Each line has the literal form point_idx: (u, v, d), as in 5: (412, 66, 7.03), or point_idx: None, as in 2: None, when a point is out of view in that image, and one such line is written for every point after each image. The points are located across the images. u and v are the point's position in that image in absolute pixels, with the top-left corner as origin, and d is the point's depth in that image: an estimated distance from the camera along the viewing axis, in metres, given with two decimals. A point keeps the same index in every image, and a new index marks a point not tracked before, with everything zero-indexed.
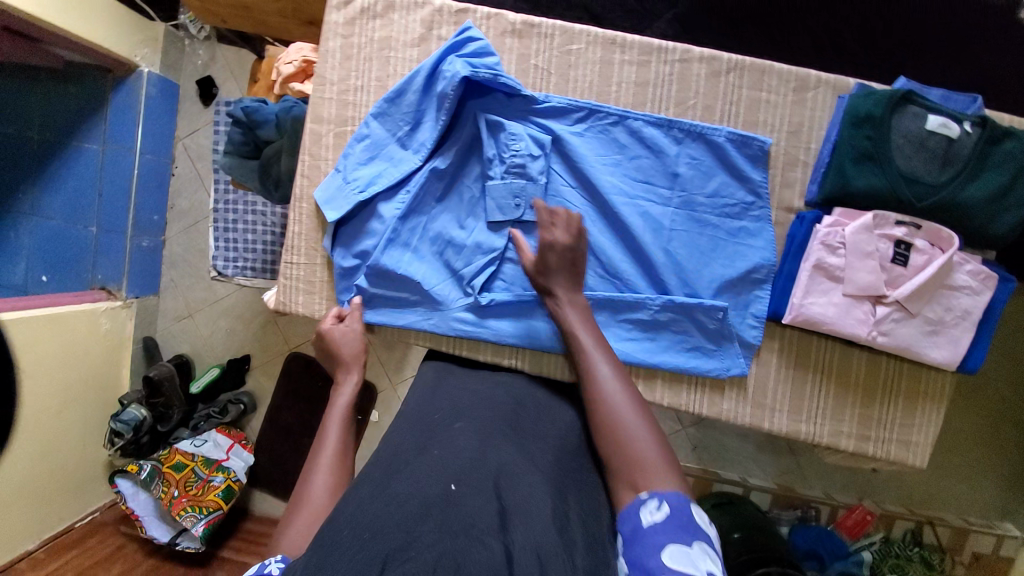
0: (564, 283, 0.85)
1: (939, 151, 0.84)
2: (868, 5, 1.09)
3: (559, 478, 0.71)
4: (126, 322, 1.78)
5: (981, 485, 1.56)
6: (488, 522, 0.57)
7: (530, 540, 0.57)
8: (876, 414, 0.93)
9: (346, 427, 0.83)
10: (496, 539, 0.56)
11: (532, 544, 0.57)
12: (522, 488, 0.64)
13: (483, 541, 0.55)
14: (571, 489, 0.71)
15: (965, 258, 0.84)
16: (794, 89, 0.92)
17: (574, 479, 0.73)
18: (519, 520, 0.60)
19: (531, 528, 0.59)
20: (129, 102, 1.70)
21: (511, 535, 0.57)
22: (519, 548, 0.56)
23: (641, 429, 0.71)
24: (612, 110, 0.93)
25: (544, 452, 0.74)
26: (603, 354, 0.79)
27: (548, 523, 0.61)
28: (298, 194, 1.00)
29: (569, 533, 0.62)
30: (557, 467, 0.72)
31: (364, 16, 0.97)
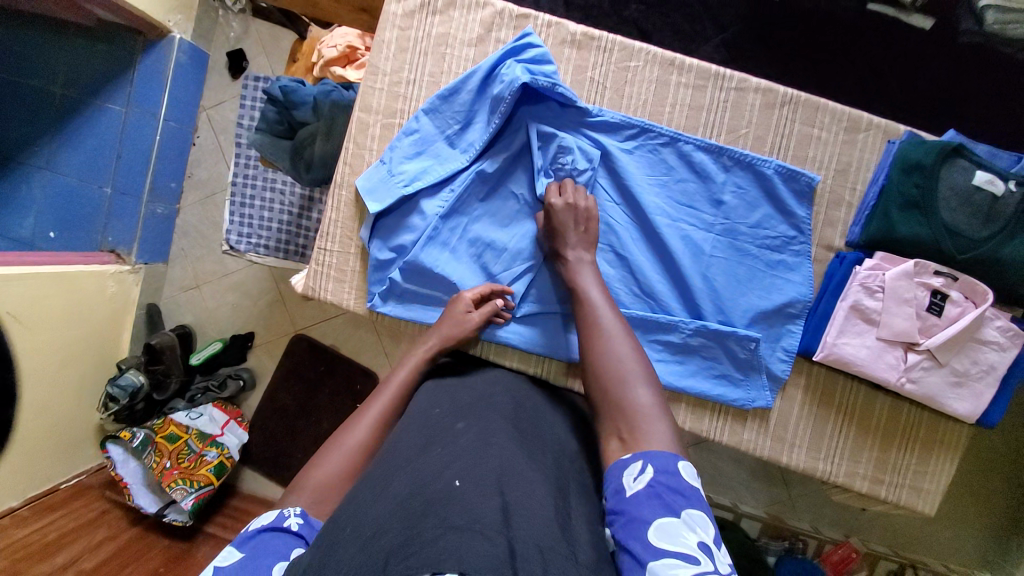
0: (579, 245, 0.87)
1: (983, 207, 0.84)
2: (913, 53, 1.11)
3: (560, 479, 0.67)
4: (132, 287, 1.75)
5: (967, 534, 1.57)
6: (491, 518, 0.53)
7: (532, 535, 0.54)
8: (891, 459, 0.94)
9: (400, 396, 0.83)
10: (499, 535, 0.52)
11: (534, 539, 0.53)
12: (524, 485, 0.61)
13: (487, 536, 0.51)
14: (573, 490, 0.68)
15: (997, 314, 0.85)
16: (846, 129, 0.92)
17: (576, 482, 0.70)
18: (522, 514, 0.56)
19: (534, 525, 0.55)
20: (158, 67, 1.67)
21: (514, 531, 0.53)
22: (521, 543, 0.52)
23: (639, 394, 0.71)
24: (664, 131, 0.93)
25: (546, 454, 0.71)
26: (609, 312, 0.80)
27: (551, 522, 0.57)
28: (339, 180, 1.00)
29: (572, 531, 0.59)
30: (558, 468, 0.69)
31: (424, 10, 0.97)
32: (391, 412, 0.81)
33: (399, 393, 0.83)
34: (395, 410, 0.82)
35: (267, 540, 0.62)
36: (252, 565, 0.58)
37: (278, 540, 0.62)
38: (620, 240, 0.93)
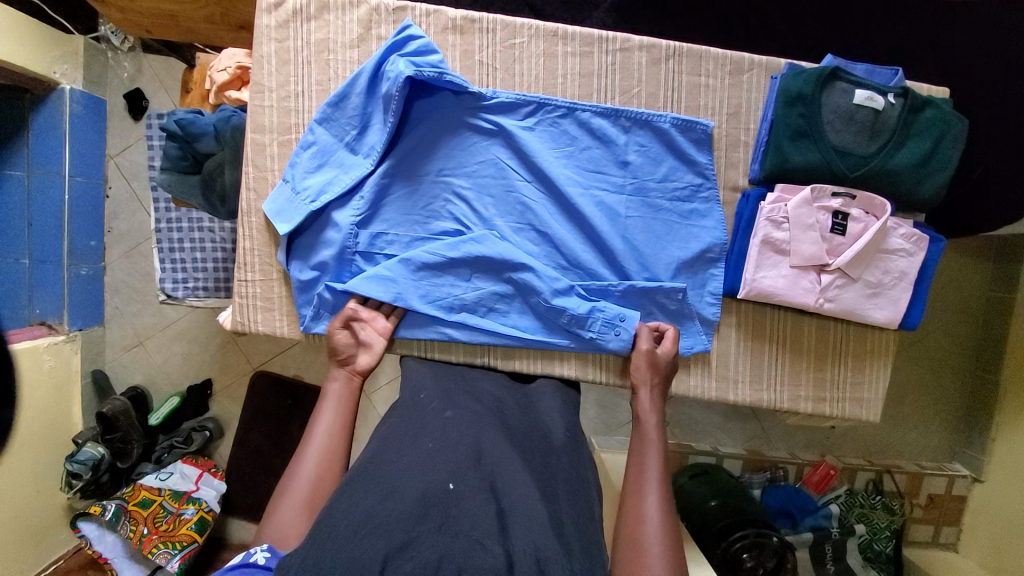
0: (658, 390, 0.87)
1: (867, 123, 0.88)
2: None
3: (549, 480, 0.71)
4: (72, 357, 1.67)
5: (930, 432, 1.66)
6: (488, 525, 0.60)
7: (530, 544, 0.59)
8: (829, 376, 0.99)
9: (343, 410, 0.83)
10: (496, 543, 0.58)
11: (532, 549, 0.59)
12: (518, 489, 0.66)
13: (483, 544, 0.58)
14: (562, 489, 0.71)
15: (899, 223, 0.90)
16: (730, 72, 0.95)
17: (565, 479, 0.74)
18: (518, 522, 0.62)
19: (531, 531, 0.61)
20: (53, 122, 1.57)
21: (512, 541, 0.59)
22: (519, 552, 0.58)
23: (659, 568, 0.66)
24: (559, 102, 0.94)
25: (537, 452, 0.75)
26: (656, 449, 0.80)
27: (547, 527, 0.62)
28: (245, 208, 0.98)
29: (567, 539, 0.63)
30: (546, 469, 0.73)
31: (299, 18, 0.94)
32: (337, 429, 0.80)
33: (341, 405, 0.83)
34: (343, 420, 0.82)
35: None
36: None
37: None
38: (539, 217, 0.94)
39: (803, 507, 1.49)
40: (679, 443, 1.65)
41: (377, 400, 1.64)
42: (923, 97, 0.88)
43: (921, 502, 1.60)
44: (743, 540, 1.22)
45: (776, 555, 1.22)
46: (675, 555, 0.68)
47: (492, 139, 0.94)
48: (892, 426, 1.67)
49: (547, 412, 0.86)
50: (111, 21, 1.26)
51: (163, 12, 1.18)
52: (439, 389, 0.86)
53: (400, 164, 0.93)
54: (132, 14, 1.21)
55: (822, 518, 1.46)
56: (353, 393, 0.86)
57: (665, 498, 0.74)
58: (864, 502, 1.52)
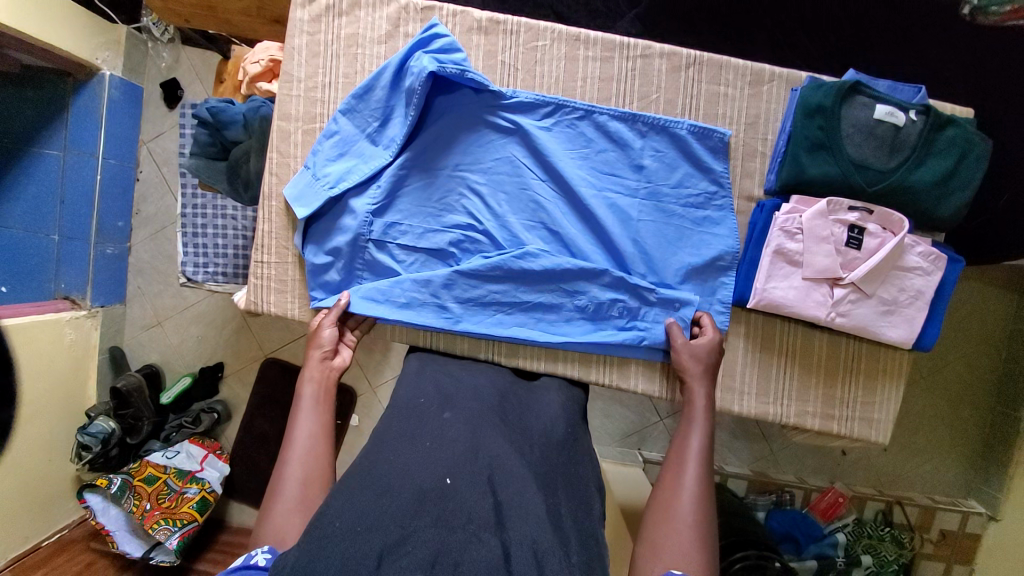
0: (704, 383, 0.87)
1: (887, 138, 0.88)
2: None
3: (546, 474, 0.71)
4: (92, 332, 1.71)
5: (945, 465, 1.60)
6: (484, 518, 0.61)
7: (527, 536, 0.60)
8: (838, 393, 0.97)
9: (319, 414, 0.83)
10: (492, 535, 0.59)
11: (529, 540, 0.59)
12: (514, 483, 0.66)
13: (480, 537, 0.58)
14: (561, 487, 0.71)
15: (917, 241, 0.88)
16: (750, 83, 0.96)
17: (563, 475, 0.74)
18: (515, 515, 0.62)
19: (528, 523, 0.61)
20: (91, 106, 1.64)
21: (508, 533, 0.60)
22: (516, 545, 0.59)
23: (687, 540, 0.69)
24: (578, 105, 0.95)
25: (533, 446, 0.75)
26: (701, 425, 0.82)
27: (544, 519, 0.62)
28: (267, 192, 1.01)
29: (564, 531, 0.64)
30: (546, 462, 0.73)
31: (330, 13, 0.97)
32: (320, 431, 0.80)
33: (316, 410, 0.83)
34: (323, 423, 0.82)
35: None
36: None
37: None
38: (551, 217, 0.95)
39: (810, 535, 1.46)
40: None
41: (382, 393, 1.65)
42: (947, 115, 0.87)
43: (932, 537, 1.55)
44: (744, 561, 1.18)
45: None
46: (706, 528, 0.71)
47: (510, 138, 0.96)
48: (905, 456, 1.61)
49: (551, 409, 0.85)
50: (153, 10, 1.32)
51: (202, 3, 1.23)
52: (436, 388, 0.84)
53: (418, 157, 0.96)
54: (173, 4, 1.26)
55: (827, 546, 1.44)
56: (326, 395, 0.86)
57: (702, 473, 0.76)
58: (873, 534, 1.49)
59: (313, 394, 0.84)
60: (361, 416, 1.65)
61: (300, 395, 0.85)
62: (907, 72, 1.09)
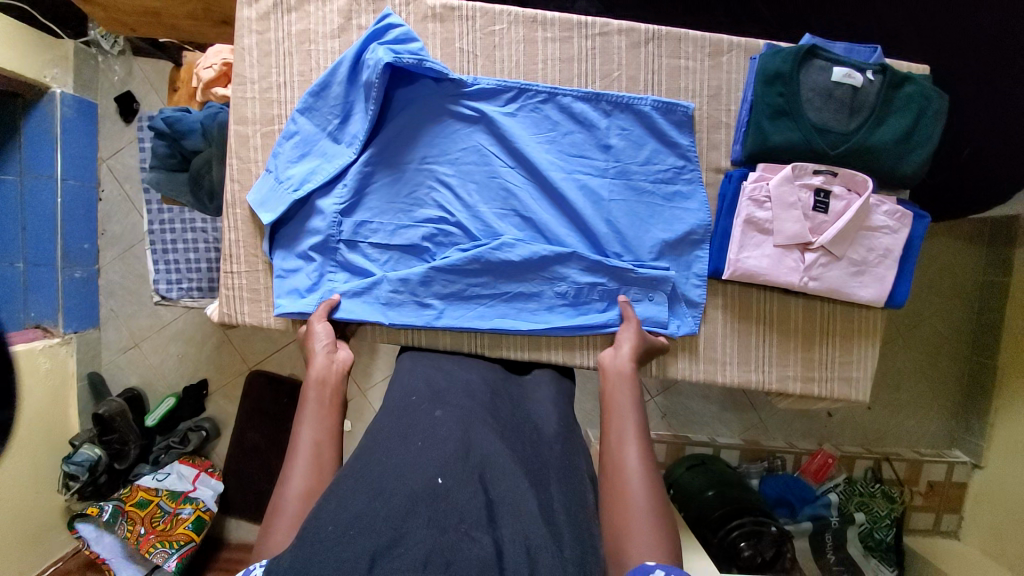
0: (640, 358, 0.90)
1: (846, 100, 0.89)
2: None
3: (539, 470, 0.71)
4: (68, 359, 1.67)
5: (928, 418, 1.65)
6: (476, 517, 0.61)
7: (519, 533, 0.60)
8: (817, 355, 0.98)
9: (325, 422, 0.81)
10: (484, 533, 0.59)
11: (521, 538, 0.60)
12: (506, 480, 0.67)
13: (472, 536, 0.58)
14: (553, 478, 0.71)
15: (882, 200, 0.89)
16: (709, 54, 0.96)
17: (557, 468, 0.73)
18: (507, 511, 0.63)
19: (520, 521, 0.61)
20: (44, 125, 1.58)
21: (500, 530, 0.61)
22: (508, 542, 0.59)
23: (647, 523, 0.68)
24: (540, 88, 0.94)
25: (526, 443, 0.75)
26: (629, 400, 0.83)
27: (537, 515, 0.62)
28: (230, 199, 0.98)
29: (556, 524, 0.64)
30: (538, 458, 0.73)
31: (279, 10, 0.95)
32: (326, 441, 0.78)
33: (322, 416, 0.81)
34: (328, 434, 0.80)
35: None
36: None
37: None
38: (523, 203, 0.94)
39: (802, 497, 1.49)
40: (676, 433, 1.63)
41: (372, 396, 1.64)
42: (903, 72, 0.88)
43: (920, 489, 1.59)
44: (741, 529, 1.21)
45: (773, 544, 1.21)
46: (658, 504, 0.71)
47: (475, 126, 0.94)
48: (891, 412, 1.65)
49: (541, 407, 0.85)
50: (97, 20, 1.27)
51: (147, 9, 1.19)
52: (427, 387, 0.84)
53: (383, 152, 0.94)
54: (118, 13, 1.22)
55: (821, 506, 1.46)
56: (331, 402, 0.84)
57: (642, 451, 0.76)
58: (864, 492, 1.50)
59: (318, 404, 0.82)
60: (353, 420, 1.64)
61: (303, 401, 0.83)
62: (863, 34, 1.10)
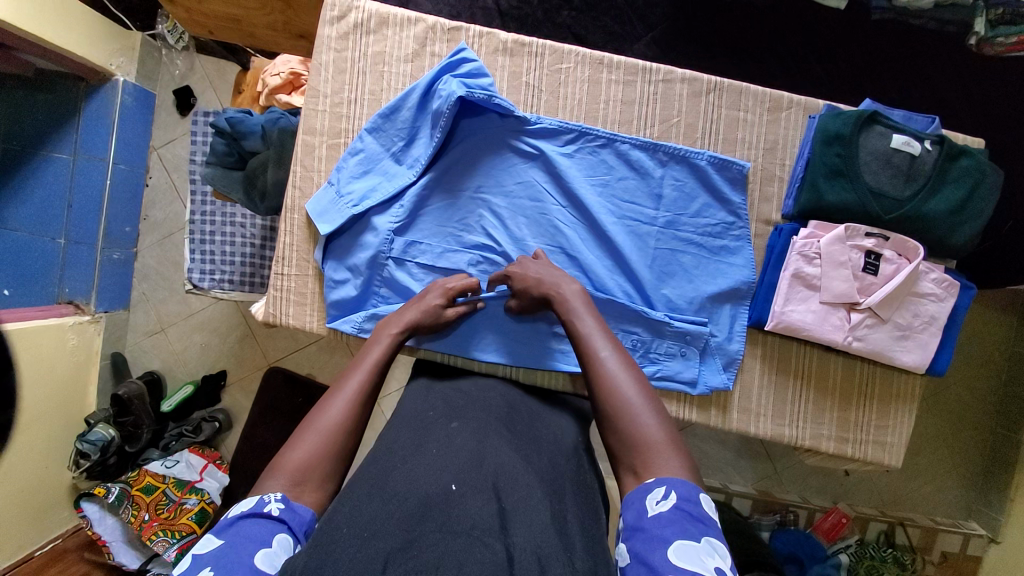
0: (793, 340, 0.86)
1: (903, 167, 0.90)
2: (837, 29, 1.14)
3: (554, 482, 0.71)
4: (94, 337, 1.69)
5: (947, 486, 1.61)
6: (489, 523, 0.59)
7: (531, 542, 0.58)
8: (853, 417, 0.98)
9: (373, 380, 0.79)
10: (497, 539, 0.57)
11: (533, 547, 0.57)
12: (519, 490, 0.65)
13: (484, 541, 0.56)
14: (568, 491, 0.71)
15: (931, 267, 0.90)
16: (769, 109, 0.98)
17: (573, 482, 0.74)
18: (519, 521, 0.61)
19: (531, 530, 0.60)
20: (103, 110, 1.64)
21: (512, 538, 0.58)
22: (519, 550, 0.57)
23: (653, 423, 0.67)
24: (600, 132, 0.97)
25: (542, 455, 0.75)
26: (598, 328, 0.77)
27: (547, 526, 0.61)
28: (289, 204, 1.01)
29: (568, 536, 0.62)
30: (553, 471, 0.72)
31: (358, 31, 0.99)
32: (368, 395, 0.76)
33: (352, 406, 0.74)
34: (371, 390, 0.77)
35: (246, 527, 0.60)
36: (232, 555, 0.57)
37: (256, 527, 0.61)
38: (570, 241, 0.96)
39: (813, 554, 1.46)
40: None
41: (386, 404, 1.64)
42: (960, 145, 0.90)
43: (933, 559, 1.53)
44: None
45: None
46: (656, 405, 0.70)
47: (532, 162, 0.97)
48: (908, 476, 1.62)
49: (571, 434, 0.85)
50: (176, 20, 1.32)
51: (228, 16, 1.24)
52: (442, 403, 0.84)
53: (441, 178, 0.97)
54: (197, 14, 1.27)
55: (830, 567, 1.43)
56: (368, 394, 0.77)
57: (620, 354, 0.73)
58: (875, 555, 1.48)
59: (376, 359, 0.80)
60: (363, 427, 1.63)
61: (344, 376, 0.78)
62: (913, 103, 1.13)
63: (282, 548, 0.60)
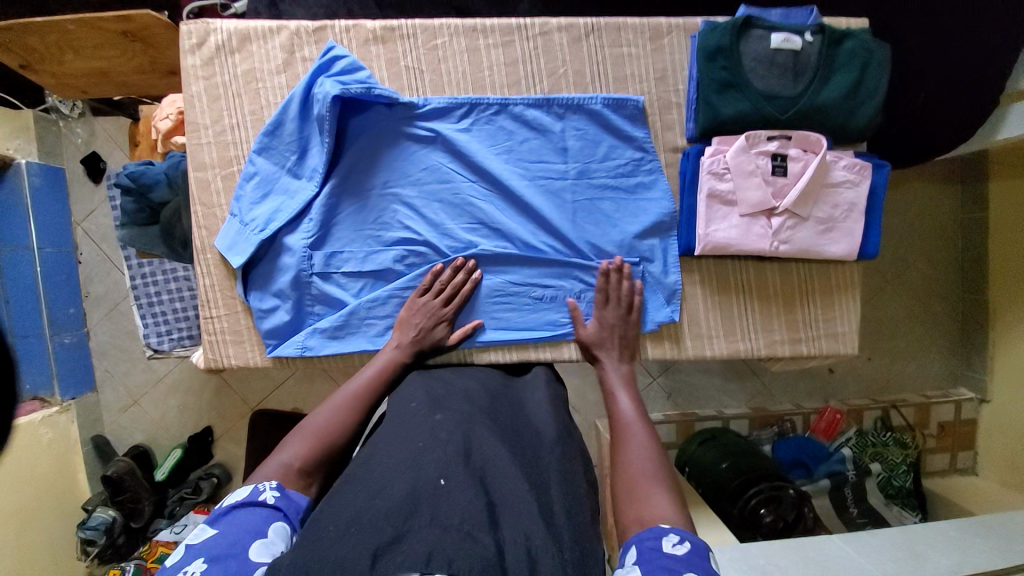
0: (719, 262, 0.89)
1: (789, 64, 0.90)
2: None
3: (538, 471, 0.69)
4: (70, 426, 1.64)
5: (931, 361, 1.66)
6: (480, 516, 0.57)
7: (520, 533, 0.57)
8: (800, 317, 1.00)
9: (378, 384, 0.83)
10: (487, 534, 0.55)
11: (523, 539, 0.56)
12: (507, 483, 0.63)
13: (474, 536, 0.54)
14: (552, 480, 0.68)
15: (838, 156, 0.91)
16: (650, 38, 0.97)
17: (555, 470, 0.70)
18: (508, 513, 0.59)
19: (520, 519, 0.58)
20: (14, 198, 1.56)
21: (502, 531, 0.57)
22: (510, 544, 0.56)
23: (657, 490, 0.67)
24: (491, 100, 0.96)
25: (525, 445, 0.73)
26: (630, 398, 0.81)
27: (537, 515, 0.60)
28: (200, 246, 0.98)
29: (557, 526, 0.61)
30: (537, 462, 0.70)
31: (223, 53, 0.96)
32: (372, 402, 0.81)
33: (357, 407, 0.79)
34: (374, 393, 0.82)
35: (242, 516, 0.61)
36: (229, 542, 0.58)
37: (251, 515, 0.62)
38: (486, 214, 0.95)
39: (817, 456, 1.48)
40: (684, 412, 1.63)
41: None
42: (840, 30, 0.90)
43: (932, 432, 1.57)
44: (760, 495, 1.23)
45: (794, 505, 1.23)
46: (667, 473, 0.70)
47: (432, 146, 0.96)
48: (890, 360, 1.67)
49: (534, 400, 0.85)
50: (49, 87, 1.30)
51: (96, 71, 1.21)
52: (422, 396, 0.79)
53: (345, 182, 0.95)
54: (65, 77, 1.23)
55: (836, 463, 1.45)
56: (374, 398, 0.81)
57: (647, 426, 0.76)
58: (876, 441, 1.51)
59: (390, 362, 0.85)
60: None
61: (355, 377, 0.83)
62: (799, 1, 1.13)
63: (279, 536, 0.61)
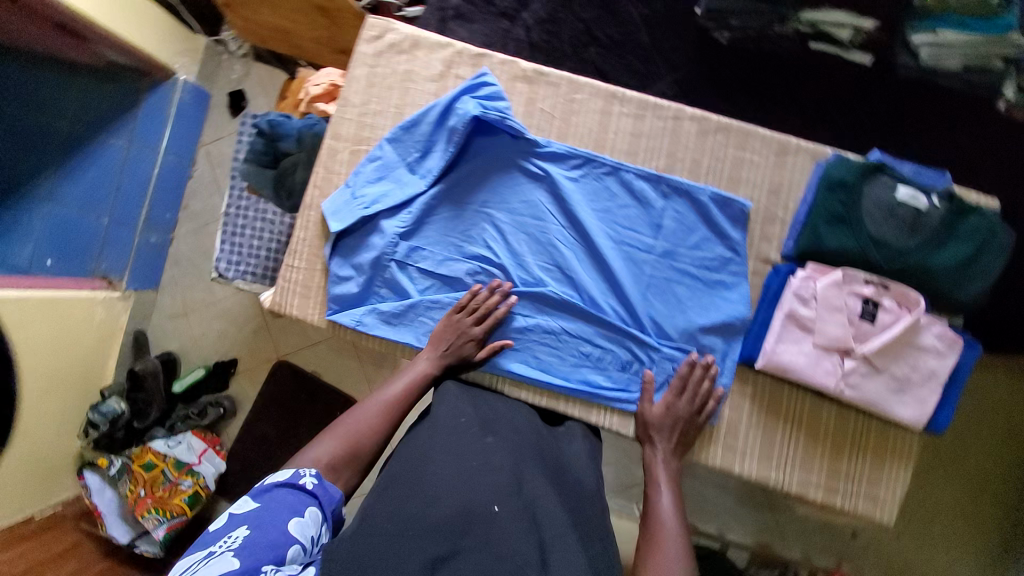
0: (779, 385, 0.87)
1: (908, 219, 0.90)
2: (853, 83, 1.16)
3: (581, 520, 0.75)
4: (121, 314, 1.78)
5: (962, 562, 1.50)
6: (529, 555, 0.65)
7: None
8: (843, 467, 0.95)
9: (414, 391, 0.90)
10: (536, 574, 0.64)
11: None
12: (556, 525, 0.70)
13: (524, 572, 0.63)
14: (596, 533, 0.75)
15: (933, 321, 0.89)
16: (775, 152, 1.00)
17: (588, 523, 0.76)
18: (557, 558, 0.67)
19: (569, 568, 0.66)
20: (161, 106, 1.76)
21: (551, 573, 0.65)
22: None
23: None
24: (606, 161, 1.01)
25: (569, 491, 0.78)
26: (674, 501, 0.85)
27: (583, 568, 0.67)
28: (308, 202, 1.07)
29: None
30: (579, 511, 0.77)
31: (392, 50, 1.07)
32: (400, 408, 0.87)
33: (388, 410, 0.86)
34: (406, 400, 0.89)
35: (282, 493, 0.70)
36: (270, 513, 0.67)
37: (291, 496, 0.71)
38: (566, 260, 0.99)
39: None
40: None
41: None
42: (969, 203, 0.90)
43: None
44: None
45: None
46: None
47: (538, 183, 1.01)
48: (918, 545, 1.52)
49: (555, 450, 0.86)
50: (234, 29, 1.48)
51: (279, 28, 1.37)
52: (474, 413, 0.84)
53: (451, 190, 1.02)
54: (251, 25, 1.40)
55: None
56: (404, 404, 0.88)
57: (685, 539, 0.81)
58: None
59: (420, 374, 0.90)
60: None
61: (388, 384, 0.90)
62: (931, 160, 1.13)
63: (312, 520, 0.70)
